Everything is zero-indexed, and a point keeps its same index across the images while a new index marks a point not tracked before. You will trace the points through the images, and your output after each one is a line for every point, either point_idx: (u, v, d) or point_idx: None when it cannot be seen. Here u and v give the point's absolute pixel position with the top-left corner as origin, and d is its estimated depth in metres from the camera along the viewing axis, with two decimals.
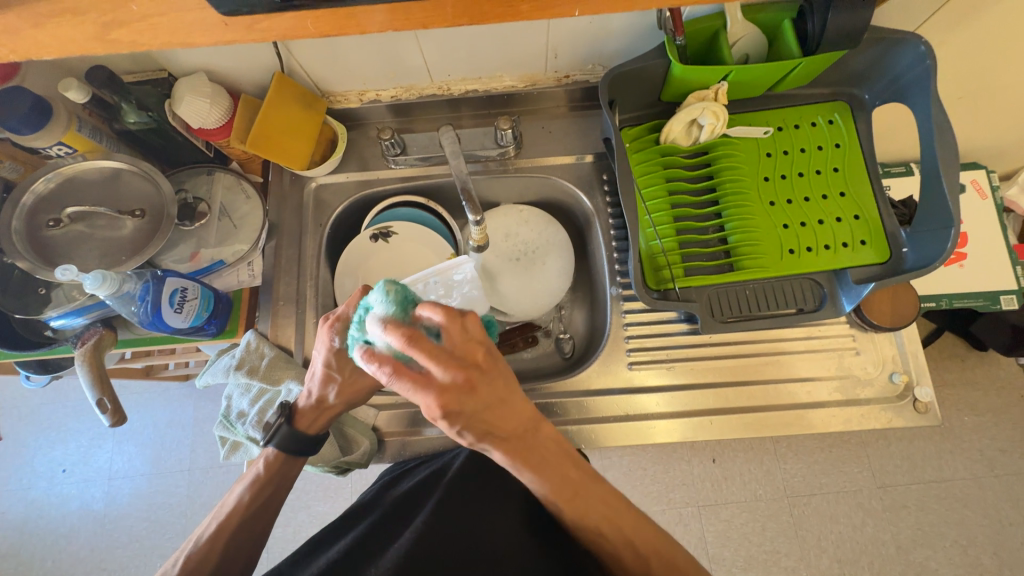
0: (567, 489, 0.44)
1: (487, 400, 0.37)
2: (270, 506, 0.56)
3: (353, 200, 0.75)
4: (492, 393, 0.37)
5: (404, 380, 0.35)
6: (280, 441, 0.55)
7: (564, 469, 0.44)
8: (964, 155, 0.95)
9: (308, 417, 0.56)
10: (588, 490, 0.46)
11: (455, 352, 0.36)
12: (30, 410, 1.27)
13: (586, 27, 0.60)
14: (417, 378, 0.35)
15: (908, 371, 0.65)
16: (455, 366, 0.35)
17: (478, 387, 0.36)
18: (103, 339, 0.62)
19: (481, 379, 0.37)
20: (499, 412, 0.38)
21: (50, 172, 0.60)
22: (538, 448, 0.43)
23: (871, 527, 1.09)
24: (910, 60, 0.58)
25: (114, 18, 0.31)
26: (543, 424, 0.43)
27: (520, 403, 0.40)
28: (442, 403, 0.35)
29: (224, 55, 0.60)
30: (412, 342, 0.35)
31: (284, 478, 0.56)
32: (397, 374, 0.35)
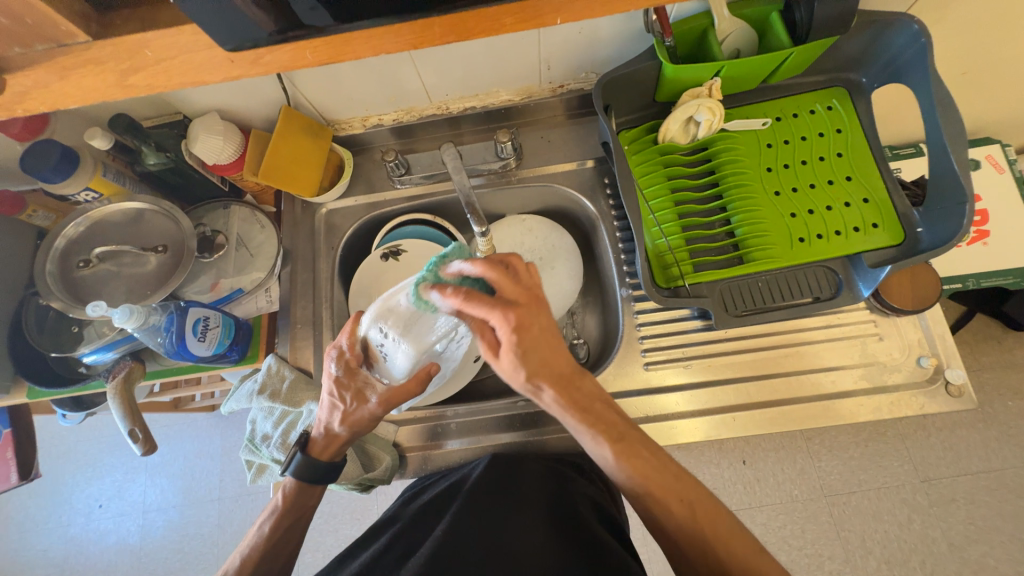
0: (612, 433, 0.47)
1: (540, 327, 0.46)
2: (295, 529, 0.57)
3: (362, 222, 0.77)
4: (547, 321, 0.46)
5: (477, 304, 0.45)
6: (295, 472, 0.56)
7: (611, 417, 0.48)
8: (976, 131, 0.93)
9: (322, 448, 0.57)
10: (631, 436, 0.47)
11: (522, 285, 0.47)
12: (67, 448, 1.32)
13: (576, 37, 0.62)
14: (490, 307, 0.44)
15: (936, 354, 0.63)
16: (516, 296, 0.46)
17: (538, 311, 0.46)
18: (132, 371, 0.64)
19: (540, 308, 0.47)
20: (559, 350, 0.46)
21: (79, 216, 0.64)
22: (587, 395, 0.47)
23: (919, 524, 1.04)
24: (904, 40, 0.58)
25: (131, 66, 0.32)
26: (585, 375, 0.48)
27: (563, 347, 0.47)
28: (507, 324, 0.44)
29: (234, 94, 0.64)
30: (495, 271, 0.46)
31: (302, 508, 0.57)
32: (470, 301, 0.45)
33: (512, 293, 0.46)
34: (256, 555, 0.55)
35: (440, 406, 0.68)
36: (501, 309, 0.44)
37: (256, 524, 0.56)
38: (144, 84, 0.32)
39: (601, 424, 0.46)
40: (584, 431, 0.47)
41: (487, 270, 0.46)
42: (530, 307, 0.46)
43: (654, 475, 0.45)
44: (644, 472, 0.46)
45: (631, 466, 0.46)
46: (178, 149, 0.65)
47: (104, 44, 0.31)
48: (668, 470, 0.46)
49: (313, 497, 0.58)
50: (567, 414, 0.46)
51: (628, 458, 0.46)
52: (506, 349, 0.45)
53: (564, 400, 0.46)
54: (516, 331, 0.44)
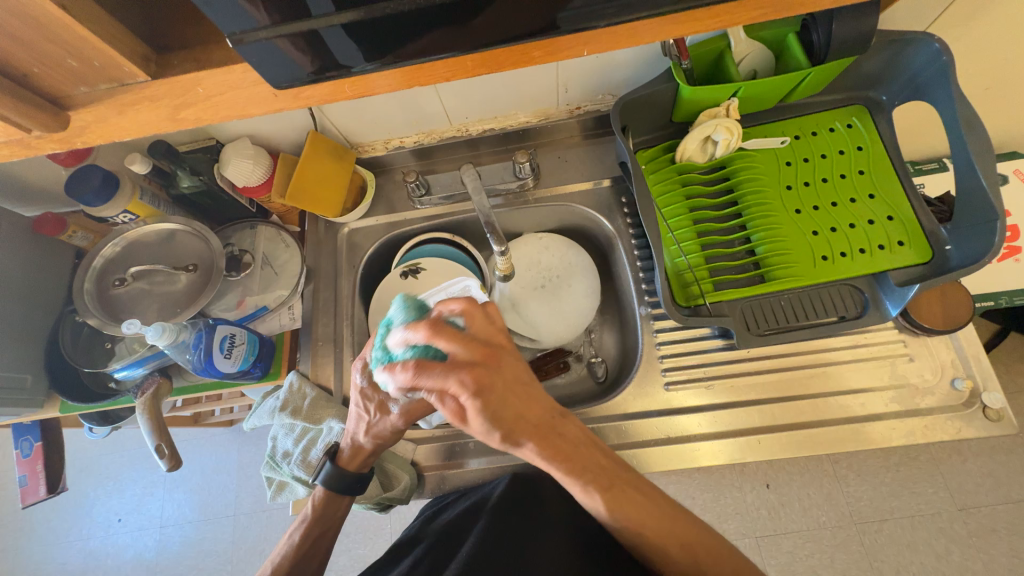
0: (602, 479, 0.43)
1: (508, 374, 0.43)
2: (324, 540, 0.57)
3: (382, 241, 0.79)
4: (513, 365, 0.44)
5: (432, 369, 0.40)
6: (324, 482, 0.57)
7: (599, 461, 0.45)
8: (1001, 145, 0.92)
9: (351, 458, 0.58)
10: (620, 480, 0.44)
11: (476, 338, 0.44)
12: (90, 461, 1.34)
13: (593, 61, 0.64)
14: (453, 341, 0.42)
15: (972, 376, 0.61)
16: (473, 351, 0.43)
17: (497, 367, 0.43)
18: (159, 388, 0.66)
19: (500, 358, 0.44)
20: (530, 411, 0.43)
21: (116, 237, 0.67)
22: (550, 433, 0.43)
23: (957, 556, 0.98)
24: (924, 59, 0.58)
25: (183, 102, 0.33)
26: (568, 418, 0.46)
27: (538, 393, 0.44)
28: (468, 386, 0.40)
29: (265, 120, 0.66)
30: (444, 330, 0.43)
31: (331, 518, 0.57)
32: (423, 369, 0.41)
33: (482, 336, 0.45)
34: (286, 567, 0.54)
35: (458, 424, 0.68)
36: (476, 345, 0.43)
37: (286, 534, 0.56)
38: (194, 117, 0.34)
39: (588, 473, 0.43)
40: (573, 482, 0.43)
41: (466, 308, 0.46)
42: (487, 362, 0.43)
43: (647, 517, 0.43)
44: (640, 516, 0.43)
45: (626, 513, 0.43)
46: (210, 172, 0.68)
47: (159, 82, 0.32)
48: (660, 512, 0.44)
49: (341, 508, 0.58)
50: (553, 464, 0.42)
51: (615, 505, 0.43)
52: (473, 413, 0.40)
53: (548, 451, 0.42)
54: (478, 394, 0.40)
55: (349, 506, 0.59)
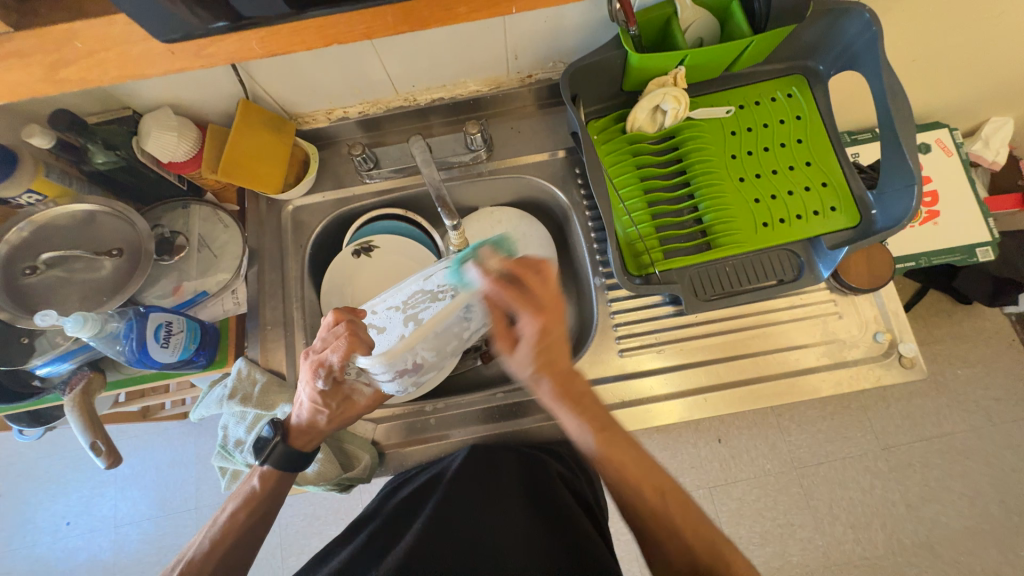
0: (597, 423, 0.48)
1: (556, 333, 0.47)
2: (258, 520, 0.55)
3: (331, 218, 0.75)
4: (554, 295, 0.47)
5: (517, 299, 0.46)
6: (274, 461, 0.55)
7: (597, 408, 0.49)
8: (926, 115, 0.98)
9: (303, 438, 0.57)
10: (613, 427, 0.49)
11: (534, 295, 0.46)
12: (27, 465, 1.25)
13: (542, 25, 0.62)
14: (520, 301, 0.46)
15: (891, 329, 0.67)
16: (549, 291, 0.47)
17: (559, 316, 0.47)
18: (92, 381, 0.62)
19: (560, 313, 0.47)
20: (558, 335, 0.47)
21: (21, 220, 0.60)
22: (557, 349, 0.48)
23: (880, 489, 1.10)
24: (857, 28, 0.60)
25: (61, 60, 0.29)
26: (580, 376, 0.50)
27: (570, 346, 0.49)
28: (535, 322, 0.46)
29: (185, 86, 0.60)
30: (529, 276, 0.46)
31: (271, 500, 0.56)
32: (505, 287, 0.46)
33: (542, 294, 0.46)
34: (223, 545, 0.53)
35: (419, 402, 0.67)
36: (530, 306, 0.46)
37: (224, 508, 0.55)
38: (77, 78, 0.31)
39: (558, 381, 0.48)
40: (573, 419, 0.48)
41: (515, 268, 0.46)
42: (552, 311, 0.47)
43: (630, 467, 0.47)
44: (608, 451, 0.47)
45: (588, 420, 0.48)
46: (128, 146, 0.61)
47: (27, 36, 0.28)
48: (602, 418, 0.49)
49: (280, 488, 0.56)
50: (561, 404, 0.49)
51: (609, 445, 0.48)
52: (526, 343, 0.47)
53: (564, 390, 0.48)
54: (541, 332, 0.46)
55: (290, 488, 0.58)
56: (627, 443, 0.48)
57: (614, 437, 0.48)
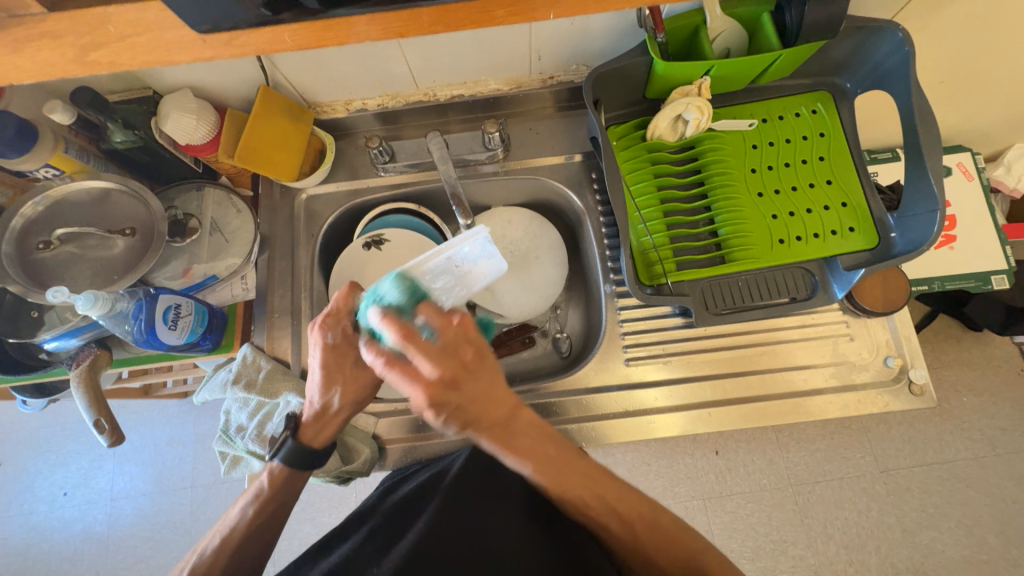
0: (549, 468, 0.46)
1: (473, 393, 0.41)
2: (275, 516, 0.55)
3: (343, 209, 0.75)
4: (460, 352, 0.41)
5: (401, 377, 0.40)
6: (284, 457, 0.54)
7: (547, 451, 0.46)
8: (950, 138, 0.96)
9: (310, 430, 0.55)
10: (574, 467, 0.47)
11: (448, 351, 0.40)
12: (28, 434, 1.26)
13: (568, 28, 0.61)
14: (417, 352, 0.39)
15: (902, 355, 0.66)
16: (449, 331, 0.41)
17: (463, 385, 0.41)
18: (97, 359, 0.62)
19: (475, 369, 0.41)
20: (475, 393, 0.41)
21: (38, 195, 0.60)
22: (478, 405, 0.42)
23: (876, 512, 1.09)
24: (889, 48, 0.59)
25: (91, 42, 0.29)
26: (524, 411, 0.45)
27: (505, 387, 0.43)
28: (428, 396, 0.39)
29: (206, 70, 0.60)
30: (409, 341, 0.40)
31: (286, 494, 0.55)
32: (391, 364, 0.40)
33: (438, 364, 0.39)
34: (237, 538, 0.53)
35: None
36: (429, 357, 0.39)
37: (240, 507, 0.54)
38: (107, 62, 0.30)
39: (491, 434, 0.43)
40: (521, 464, 0.45)
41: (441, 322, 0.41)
42: (455, 380, 0.40)
43: (590, 498, 0.47)
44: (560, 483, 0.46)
45: (533, 464, 0.45)
46: (147, 126, 0.62)
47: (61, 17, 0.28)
48: (554, 459, 0.46)
49: (296, 484, 0.56)
50: (502, 452, 0.44)
51: (564, 487, 0.47)
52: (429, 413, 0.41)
53: (495, 441, 0.44)
54: (436, 406, 0.40)
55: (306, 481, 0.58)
56: (580, 477, 0.47)
57: (566, 477, 0.46)
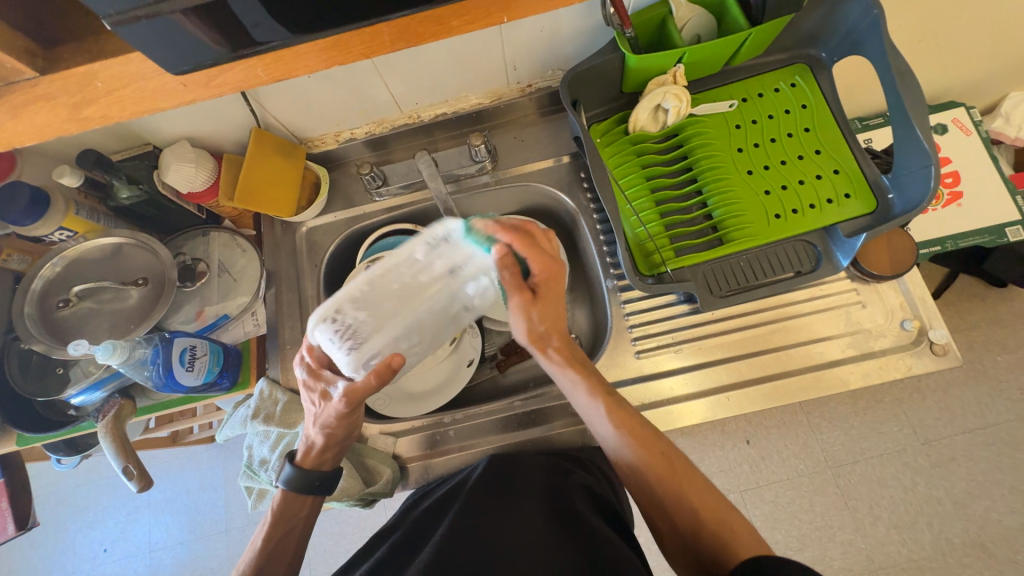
0: (603, 386, 0.54)
1: (555, 290, 0.55)
2: (289, 539, 0.56)
3: (343, 237, 0.77)
4: (557, 266, 0.54)
5: (506, 265, 0.51)
6: (286, 482, 0.55)
7: (600, 376, 0.55)
8: (940, 95, 0.95)
9: (312, 459, 0.56)
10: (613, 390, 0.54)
11: (548, 257, 0.53)
12: (66, 494, 1.29)
13: (539, 35, 0.63)
14: (531, 250, 0.52)
15: (919, 316, 0.64)
16: (535, 265, 0.52)
17: (558, 281, 0.54)
18: (122, 409, 0.63)
19: (560, 275, 0.54)
20: (551, 307, 0.55)
21: (54, 256, 0.63)
22: (552, 322, 0.55)
23: (923, 486, 1.05)
24: (858, 12, 0.59)
25: (82, 99, 0.31)
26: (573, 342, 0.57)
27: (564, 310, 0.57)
28: (524, 294, 0.53)
29: (199, 119, 0.63)
30: (523, 244, 0.51)
31: (292, 520, 0.56)
32: (503, 255, 0.51)
33: (543, 261, 0.52)
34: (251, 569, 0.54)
35: (438, 413, 0.67)
36: (546, 258, 0.53)
37: (252, 541, 0.55)
38: (99, 115, 0.33)
39: (562, 341, 0.56)
40: (580, 386, 0.54)
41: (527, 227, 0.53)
42: (546, 276, 0.53)
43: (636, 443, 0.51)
44: (626, 426, 0.52)
45: (591, 388, 0.54)
46: (150, 180, 0.65)
47: (51, 78, 0.30)
48: (601, 384, 0.54)
49: (303, 509, 0.57)
50: (566, 368, 0.55)
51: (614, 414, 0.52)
52: (523, 312, 0.54)
53: (565, 352, 0.55)
54: (534, 300, 0.53)
55: (318, 508, 0.59)
56: (625, 408, 0.53)
57: (621, 411, 0.53)
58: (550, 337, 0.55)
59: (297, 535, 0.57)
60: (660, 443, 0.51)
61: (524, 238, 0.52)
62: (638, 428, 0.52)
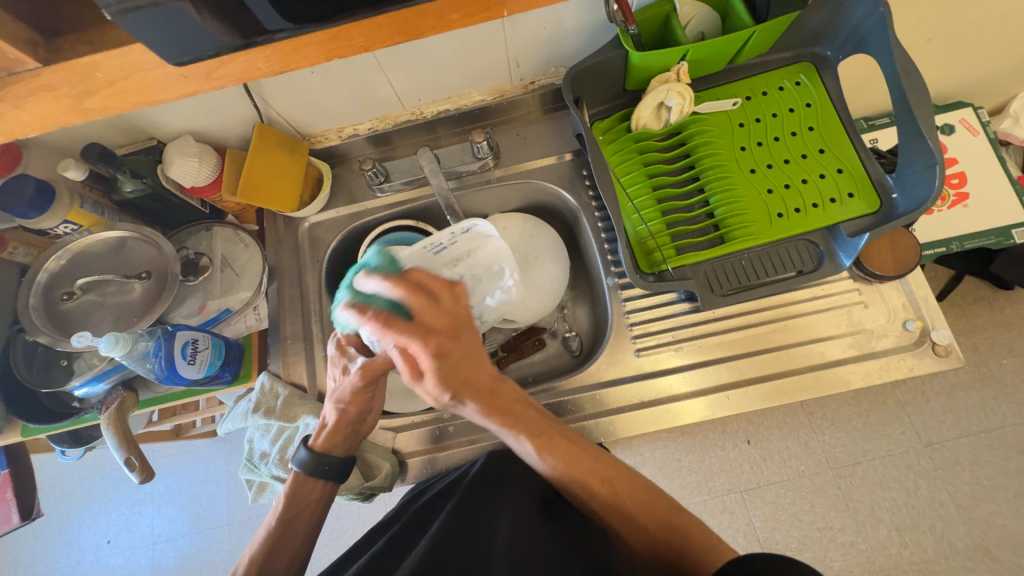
0: (533, 429, 0.49)
1: (466, 347, 0.46)
2: (298, 523, 0.56)
3: (346, 233, 0.77)
4: (446, 314, 0.46)
5: (399, 331, 0.43)
6: (302, 467, 0.56)
7: (535, 417, 0.50)
8: (948, 96, 0.94)
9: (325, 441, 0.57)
10: (546, 427, 0.50)
11: (441, 311, 0.45)
12: (71, 486, 1.30)
13: (541, 32, 0.63)
14: (406, 331, 0.43)
15: (922, 317, 0.64)
16: (428, 321, 0.44)
17: (457, 338, 0.46)
18: (125, 401, 0.64)
19: (457, 331, 0.46)
20: (461, 353, 0.46)
21: (59, 249, 0.64)
22: (465, 368, 0.46)
23: (925, 489, 1.04)
24: (863, 10, 0.58)
25: (85, 90, 0.32)
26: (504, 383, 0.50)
27: (486, 361, 0.48)
28: (428, 350, 0.44)
29: (203, 113, 0.63)
30: (408, 294, 0.44)
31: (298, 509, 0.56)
32: (389, 326, 0.43)
33: (432, 318, 0.45)
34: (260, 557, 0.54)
35: (438, 409, 0.68)
36: (422, 329, 0.44)
37: (264, 521, 0.56)
38: (101, 106, 0.33)
39: (481, 400, 0.48)
40: (507, 433, 0.49)
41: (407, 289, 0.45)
42: (448, 334, 0.45)
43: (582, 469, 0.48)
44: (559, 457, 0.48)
45: (518, 429, 0.49)
46: (153, 174, 0.65)
47: (53, 69, 0.31)
48: (536, 424, 0.49)
49: (314, 493, 0.57)
50: (490, 420, 0.48)
51: (546, 450, 0.48)
52: (429, 373, 0.45)
53: (486, 409, 0.48)
54: (437, 357, 0.44)
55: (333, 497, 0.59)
56: (563, 441, 0.49)
57: (552, 441, 0.49)
58: (461, 400, 0.47)
59: (308, 518, 0.57)
60: (606, 467, 0.49)
61: (405, 288, 0.45)
62: (579, 455, 0.49)
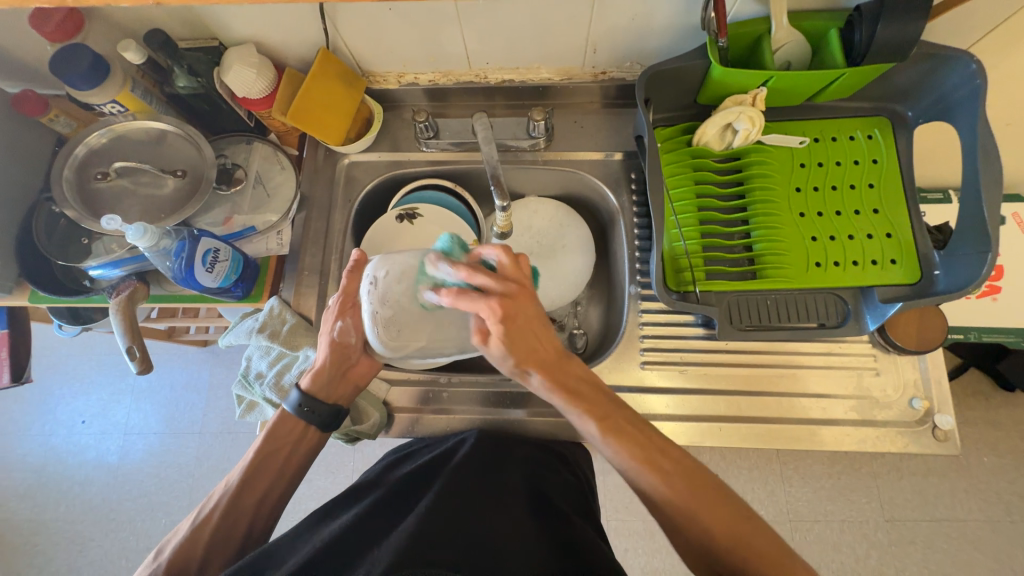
0: (596, 411, 0.51)
1: (528, 313, 0.49)
2: (285, 446, 0.58)
3: (382, 179, 0.76)
4: (522, 282, 0.49)
5: (468, 302, 0.47)
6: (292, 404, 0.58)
7: (596, 396, 0.52)
8: (1009, 186, 0.92)
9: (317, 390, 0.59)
10: (614, 413, 0.51)
11: (507, 280, 0.49)
12: (57, 360, 1.33)
13: (628, 22, 0.61)
14: (478, 301, 0.47)
15: (930, 398, 0.64)
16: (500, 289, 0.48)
17: (526, 302, 0.48)
18: (136, 291, 0.63)
19: (527, 298, 0.48)
20: (525, 318, 0.48)
21: (103, 128, 0.63)
22: (529, 336, 0.49)
23: (874, 560, 1.06)
24: (956, 81, 0.58)
25: None
26: (574, 360, 0.53)
27: (549, 332, 0.51)
28: (497, 315, 0.47)
29: (271, 25, 0.62)
30: (477, 272, 0.47)
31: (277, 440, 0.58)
32: (461, 297, 0.47)
33: (504, 287, 0.48)
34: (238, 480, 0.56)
35: (434, 372, 0.68)
36: (491, 299, 0.46)
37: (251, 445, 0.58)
38: None
39: (547, 370, 0.51)
40: (572, 410, 0.51)
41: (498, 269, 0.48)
42: (520, 298, 0.48)
43: (644, 452, 0.49)
44: (610, 428, 0.50)
45: (582, 407, 0.50)
46: (209, 74, 0.65)
47: None
48: (600, 405, 0.51)
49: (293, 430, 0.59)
50: (554, 395, 0.51)
51: (613, 433, 0.50)
52: (496, 337, 0.48)
53: (548, 383, 0.50)
54: (504, 321, 0.47)
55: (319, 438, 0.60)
56: (629, 427, 0.50)
57: (615, 422, 0.50)
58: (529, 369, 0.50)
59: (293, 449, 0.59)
60: (673, 449, 0.50)
61: (466, 298, 0.47)
62: (648, 447, 0.49)
